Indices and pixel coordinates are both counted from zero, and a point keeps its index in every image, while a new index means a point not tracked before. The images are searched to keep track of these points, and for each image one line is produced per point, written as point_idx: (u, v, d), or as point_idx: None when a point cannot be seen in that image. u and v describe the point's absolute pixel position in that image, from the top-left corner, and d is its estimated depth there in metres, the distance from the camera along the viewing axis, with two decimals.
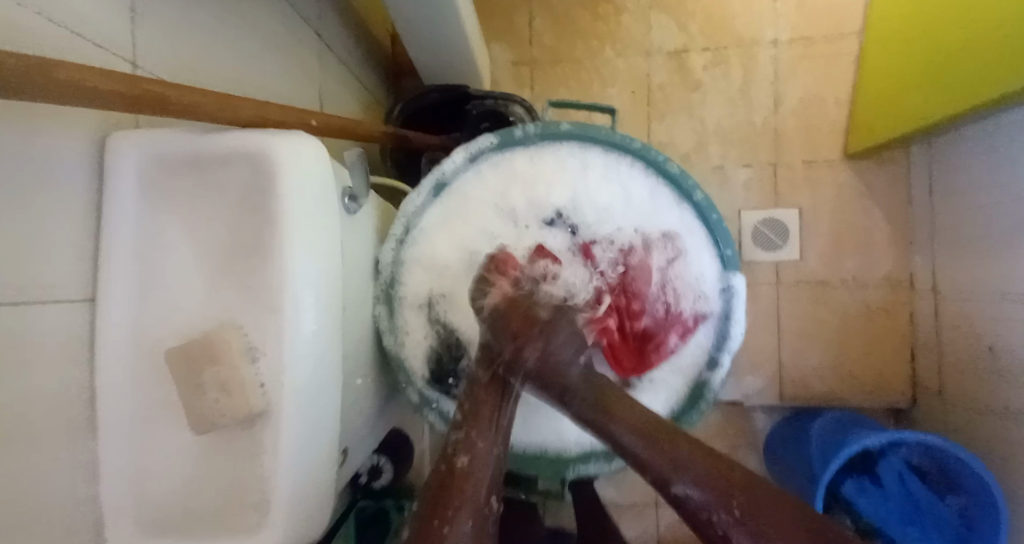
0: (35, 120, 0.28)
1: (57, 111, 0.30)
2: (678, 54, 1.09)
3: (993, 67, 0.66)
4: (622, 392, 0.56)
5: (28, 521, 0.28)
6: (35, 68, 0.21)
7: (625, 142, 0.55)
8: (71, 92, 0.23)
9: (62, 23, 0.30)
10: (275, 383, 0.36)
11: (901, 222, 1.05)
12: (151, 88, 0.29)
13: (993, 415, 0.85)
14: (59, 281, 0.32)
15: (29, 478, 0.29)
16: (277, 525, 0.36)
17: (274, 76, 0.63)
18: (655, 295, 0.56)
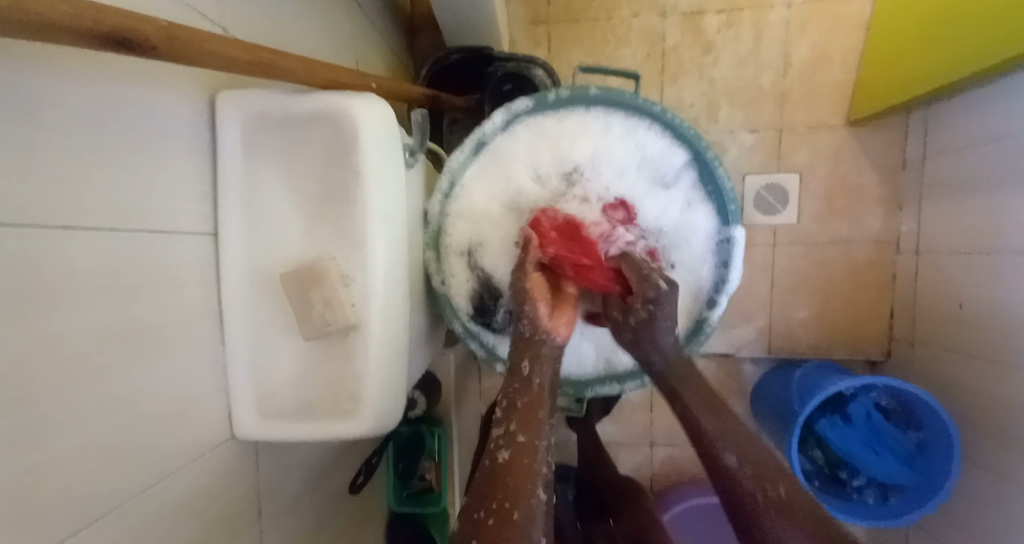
0: (129, 71, 0.32)
1: (156, 69, 0.35)
2: (692, 15, 1.12)
3: (997, 33, 0.71)
4: None
5: (159, 394, 0.37)
6: (169, 35, 0.28)
7: (646, 105, 0.61)
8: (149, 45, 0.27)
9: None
10: (361, 303, 0.46)
11: (893, 185, 1.11)
12: (229, 50, 0.33)
13: (958, 357, 0.95)
14: (182, 215, 0.40)
15: (161, 361, 0.38)
16: (367, 409, 0.47)
17: (323, 39, 0.68)
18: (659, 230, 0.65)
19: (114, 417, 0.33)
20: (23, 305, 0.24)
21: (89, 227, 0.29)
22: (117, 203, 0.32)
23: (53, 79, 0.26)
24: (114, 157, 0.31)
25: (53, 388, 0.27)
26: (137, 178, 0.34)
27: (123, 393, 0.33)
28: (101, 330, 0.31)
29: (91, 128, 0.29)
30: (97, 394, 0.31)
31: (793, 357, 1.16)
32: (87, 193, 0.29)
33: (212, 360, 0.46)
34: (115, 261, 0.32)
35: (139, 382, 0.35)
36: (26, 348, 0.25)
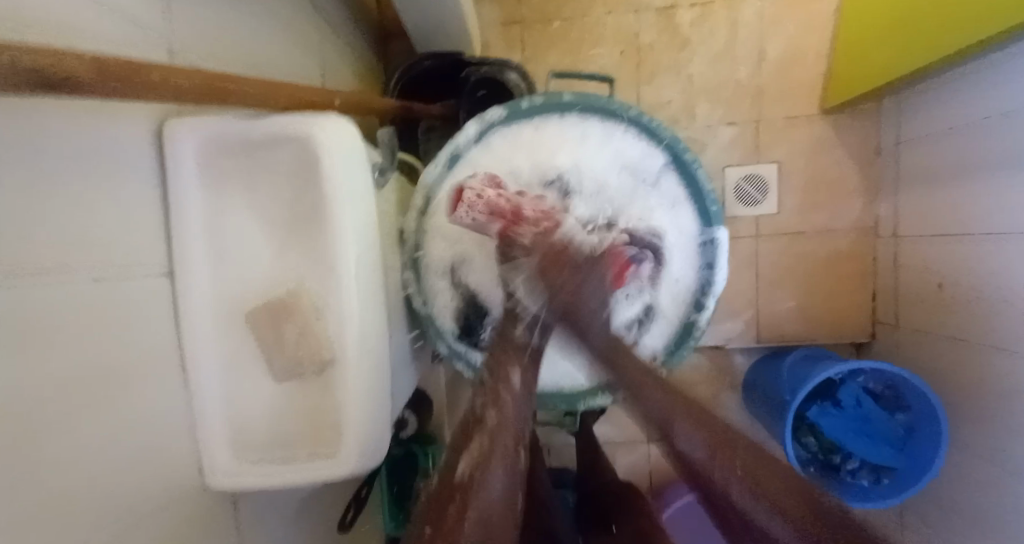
0: (82, 110, 0.29)
1: (110, 103, 0.32)
2: (665, 10, 1.11)
3: (960, 19, 0.72)
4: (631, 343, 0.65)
5: (131, 450, 0.35)
6: (118, 74, 0.26)
7: (621, 109, 0.60)
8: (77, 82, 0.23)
9: (127, 23, 0.34)
10: (338, 337, 0.44)
11: (870, 171, 1.13)
12: (174, 82, 0.30)
13: (942, 339, 0.96)
14: (139, 256, 0.37)
15: (131, 416, 0.35)
16: (350, 447, 0.45)
17: (286, 53, 0.65)
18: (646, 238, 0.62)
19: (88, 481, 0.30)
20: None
21: (47, 286, 0.27)
22: (70, 253, 0.29)
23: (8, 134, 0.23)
24: (67, 204, 0.29)
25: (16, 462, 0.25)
26: (91, 223, 0.31)
27: (92, 458, 0.31)
28: (64, 394, 0.28)
29: (43, 177, 0.26)
30: (63, 463, 0.28)
31: (781, 347, 1.17)
32: (49, 248, 0.27)
33: (181, 405, 0.43)
34: (73, 316, 0.29)
35: (109, 443, 0.33)
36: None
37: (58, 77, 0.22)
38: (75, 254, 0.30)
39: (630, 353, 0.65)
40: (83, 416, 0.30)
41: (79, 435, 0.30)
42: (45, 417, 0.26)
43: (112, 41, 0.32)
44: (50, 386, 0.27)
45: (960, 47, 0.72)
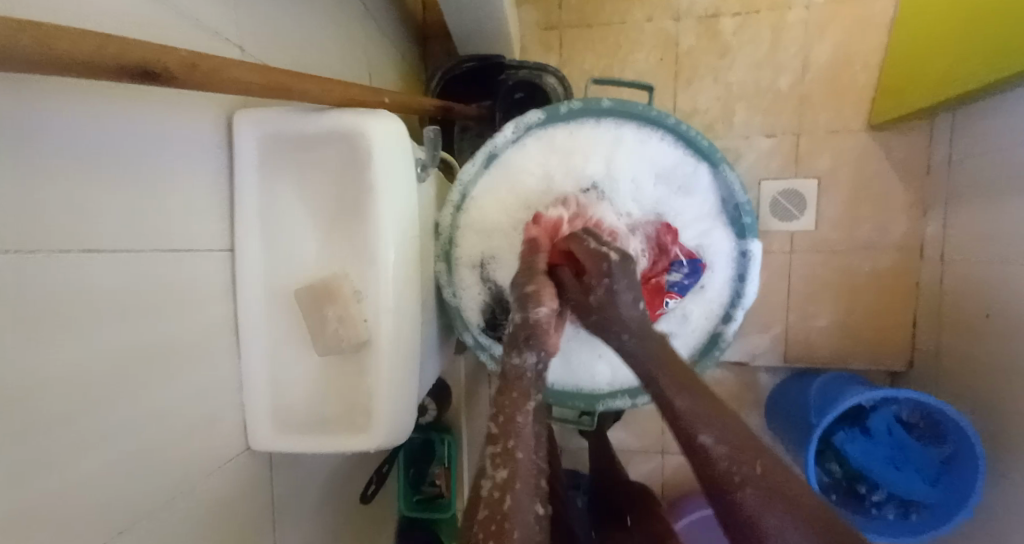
0: (149, 98, 0.33)
1: (181, 95, 0.36)
2: (708, 17, 1.10)
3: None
4: None
5: (183, 406, 0.39)
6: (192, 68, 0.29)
7: (660, 117, 0.60)
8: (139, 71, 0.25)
9: (198, 22, 0.37)
10: (374, 320, 0.47)
11: (916, 191, 1.08)
12: (241, 74, 0.33)
13: (986, 370, 0.91)
14: (204, 233, 0.42)
15: (185, 376, 0.39)
16: (379, 424, 0.48)
17: (339, 50, 0.68)
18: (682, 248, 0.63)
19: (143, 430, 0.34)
20: (58, 326, 0.26)
21: (107, 249, 0.30)
22: (136, 226, 0.33)
23: (71, 117, 0.26)
24: (136, 181, 0.32)
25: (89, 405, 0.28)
26: (155, 198, 0.34)
27: (143, 410, 0.34)
28: (119, 351, 0.31)
29: (115, 156, 0.30)
30: (118, 412, 0.31)
31: (810, 367, 1.14)
32: (113, 217, 0.30)
33: (230, 371, 0.46)
34: (137, 282, 0.33)
35: (163, 397, 0.36)
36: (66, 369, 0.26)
37: (133, 67, 0.24)
38: (140, 227, 0.33)
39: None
40: (136, 377, 0.33)
41: (131, 391, 0.33)
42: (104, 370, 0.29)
43: (184, 38, 0.36)
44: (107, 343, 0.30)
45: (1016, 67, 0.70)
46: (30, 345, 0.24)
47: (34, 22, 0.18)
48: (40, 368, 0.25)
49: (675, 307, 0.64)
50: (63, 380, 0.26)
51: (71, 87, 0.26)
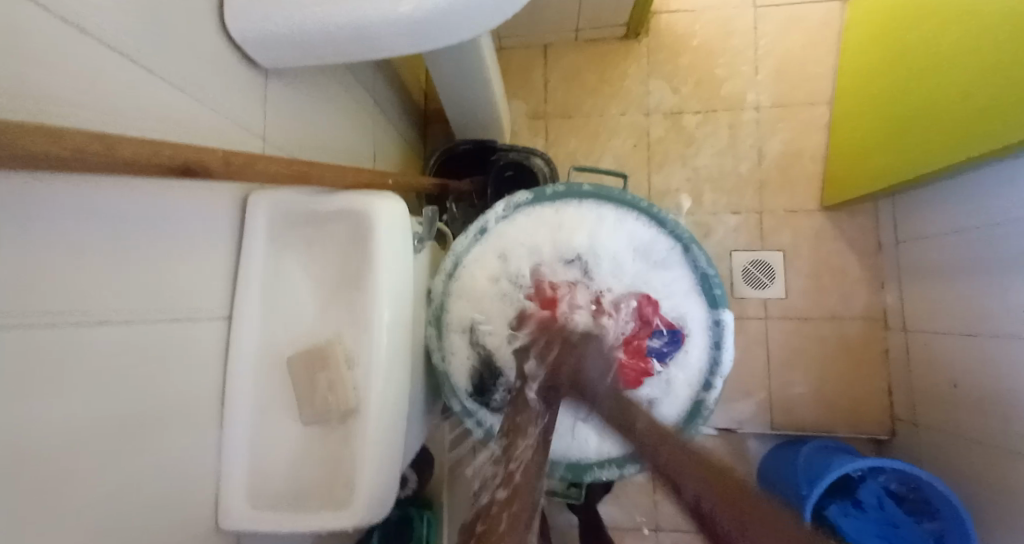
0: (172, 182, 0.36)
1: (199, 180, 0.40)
2: (673, 113, 1.24)
3: (958, 136, 0.79)
4: None
5: (157, 483, 0.37)
6: (225, 165, 0.33)
7: (634, 200, 0.67)
8: (165, 168, 0.27)
9: (219, 117, 0.42)
10: (365, 386, 0.48)
11: (874, 264, 1.17)
12: (266, 166, 0.37)
13: (964, 440, 0.93)
14: (204, 302, 0.43)
15: (163, 451, 0.38)
16: (361, 496, 0.47)
17: (349, 136, 0.75)
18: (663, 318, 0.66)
19: (113, 511, 0.33)
20: (48, 400, 0.26)
21: (104, 323, 0.31)
22: (137, 300, 0.34)
23: (97, 199, 0.29)
24: (146, 255, 0.34)
25: (59, 483, 0.27)
26: (162, 270, 0.37)
27: (116, 489, 0.33)
28: (104, 421, 0.31)
29: (133, 231, 0.33)
30: (98, 486, 0.31)
31: (796, 436, 1.14)
32: (118, 294, 0.32)
33: (211, 441, 0.46)
34: (128, 353, 0.33)
35: (138, 474, 0.35)
36: (47, 445, 0.26)
37: (174, 165, 0.28)
38: (142, 299, 0.35)
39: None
40: (114, 454, 0.32)
41: (108, 467, 0.32)
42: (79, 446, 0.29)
43: (208, 132, 0.40)
44: (89, 417, 0.30)
45: (950, 160, 0.80)
46: (24, 418, 0.24)
47: (87, 133, 0.22)
48: (31, 441, 0.25)
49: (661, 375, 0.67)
50: (53, 454, 0.27)
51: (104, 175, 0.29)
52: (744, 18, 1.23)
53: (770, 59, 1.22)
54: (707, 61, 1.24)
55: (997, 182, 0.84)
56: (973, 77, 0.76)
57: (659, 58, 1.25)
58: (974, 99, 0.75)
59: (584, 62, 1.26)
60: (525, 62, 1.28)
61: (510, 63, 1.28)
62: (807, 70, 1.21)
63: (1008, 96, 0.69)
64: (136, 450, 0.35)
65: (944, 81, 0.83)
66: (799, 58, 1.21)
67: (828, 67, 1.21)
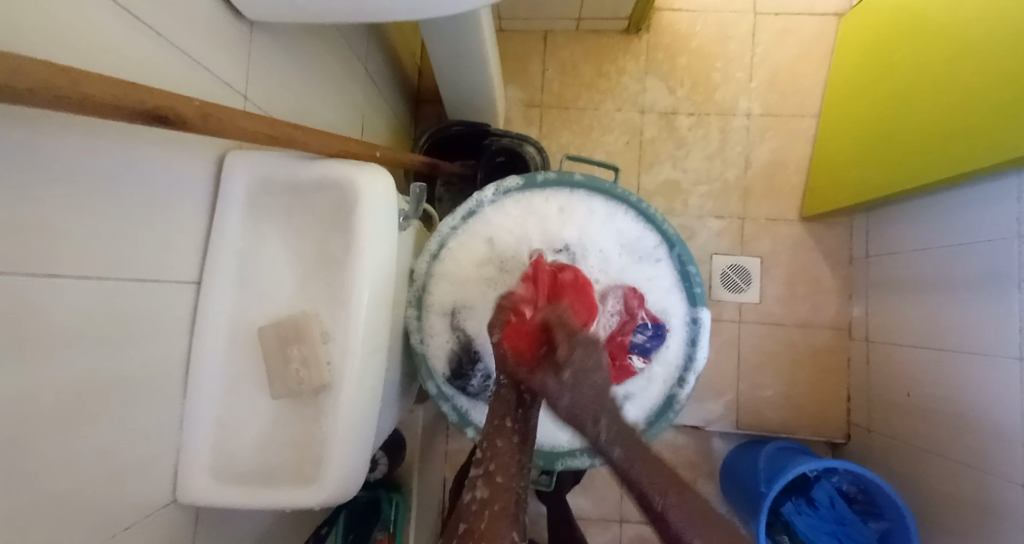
0: (138, 131, 0.34)
1: (175, 135, 0.38)
2: (667, 114, 1.25)
3: (940, 154, 0.81)
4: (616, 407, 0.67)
5: (114, 449, 0.36)
6: (206, 115, 0.31)
7: (624, 194, 0.67)
8: (129, 113, 0.25)
9: (201, 70, 0.40)
10: (338, 363, 0.46)
11: (845, 276, 1.21)
12: (247, 123, 0.35)
13: (913, 446, 0.98)
14: (173, 265, 0.41)
15: (122, 415, 0.36)
16: (330, 474, 0.46)
17: (336, 106, 0.72)
18: (646, 314, 0.66)
19: (65, 475, 0.31)
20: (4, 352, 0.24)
21: (69, 279, 0.29)
22: (106, 255, 0.32)
23: (64, 143, 0.27)
24: (116, 210, 0.32)
25: (14, 439, 0.26)
26: (128, 228, 0.34)
27: (70, 452, 0.31)
28: (63, 378, 0.29)
29: (101, 183, 0.31)
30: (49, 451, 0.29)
31: (760, 436, 1.18)
32: (83, 246, 0.30)
33: (172, 409, 0.44)
34: (91, 310, 0.31)
35: (94, 437, 0.33)
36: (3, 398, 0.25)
37: (149, 110, 0.26)
38: (110, 253, 0.33)
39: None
40: (70, 415, 0.30)
41: (66, 426, 0.30)
42: (36, 403, 0.27)
43: (186, 82, 0.38)
44: (46, 372, 0.28)
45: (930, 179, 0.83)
46: None
47: (57, 64, 0.20)
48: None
49: (643, 369, 0.67)
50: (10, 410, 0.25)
51: (64, 117, 0.26)
52: (742, 25, 1.24)
53: (764, 69, 1.24)
54: (704, 65, 1.24)
55: (968, 202, 0.88)
56: (959, 96, 0.78)
57: (657, 57, 1.25)
58: (959, 117, 0.77)
59: (582, 54, 1.25)
60: (523, 49, 1.26)
61: (508, 49, 1.26)
62: (798, 82, 1.23)
63: (994, 117, 0.71)
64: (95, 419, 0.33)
65: (931, 98, 0.84)
66: (791, 69, 1.23)
67: (819, 80, 1.23)
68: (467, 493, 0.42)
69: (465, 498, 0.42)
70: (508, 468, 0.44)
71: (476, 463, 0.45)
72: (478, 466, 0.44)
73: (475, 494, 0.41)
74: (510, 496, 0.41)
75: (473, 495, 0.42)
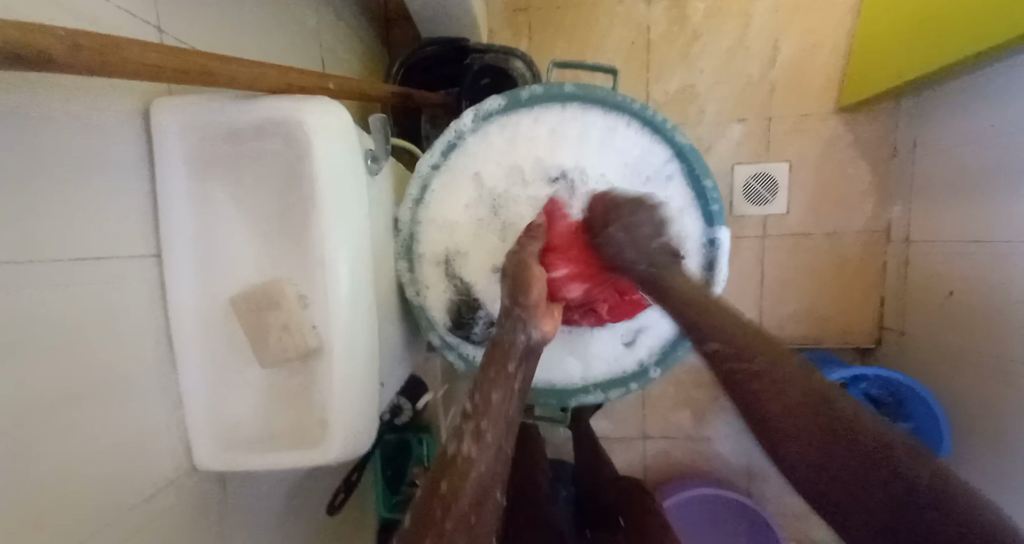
0: (48, 87, 0.28)
1: (93, 85, 0.32)
2: (677, 1, 1.08)
3: (987, 18, 0.68)
4: (630, 341, 0.64)
5: (113, 431, 0.35)
6: (104, 50, 0.25)
7: (625, 102, 0.58)
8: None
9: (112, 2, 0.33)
10: (323, 325, 0.43)
11: (885, 171, 1.09)
12: (145, 57, 0.28)
13: (951, 344, 0.93)
14: (127, 239, 0.37)
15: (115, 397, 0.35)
16: (334, 434, 0.45)
17: (283, 36, 0.63)
18: None
19: (67, 463, 0.30)
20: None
21: (21, 266, 0.26)
22: (50, 236, 0.29)
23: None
24: (50, 190, 0.29)
25: (5, 436, 0.25)
26: (65, 201, 0.30)
27: (64, 441, 0.30)
28: (44, 370, 0.28)
29: (20, 156, 0.26)
30: (36, 455, 0.28)
31: (784, 350, 1.15)
32: (31, 230, 0.27)
33: (167, 387, 0.43)
34: (54, 297, 0.29)
35: (89, 426, 0.32)
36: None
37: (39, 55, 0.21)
38: (57, 233, 0.29)
39: (629, 350, 0.64)
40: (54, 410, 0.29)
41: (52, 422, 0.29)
42: (15, 400, 0.26)
43: (100, 16, 0.32)
44: (23, 369, 0.26)
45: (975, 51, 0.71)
46: None
47: None
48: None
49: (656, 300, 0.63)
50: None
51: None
52: None
53: None
54: None
55: None
56: None
57: None
58: None
59: None
60: None
61: None
62: None
63: None
64: (78, 412, 0.31)
65: None
66: None
67: None
68: (451, 444, 0.41)
69: (449, 450, 0.41)
70: (497, 425, 0.42)
71: (465, 416, 0.43)
72: (467, 417, 0.43)
73: (458, 447, 0.40)
74: (492, 454, 0.41)
75: (457, 448, 0.40)
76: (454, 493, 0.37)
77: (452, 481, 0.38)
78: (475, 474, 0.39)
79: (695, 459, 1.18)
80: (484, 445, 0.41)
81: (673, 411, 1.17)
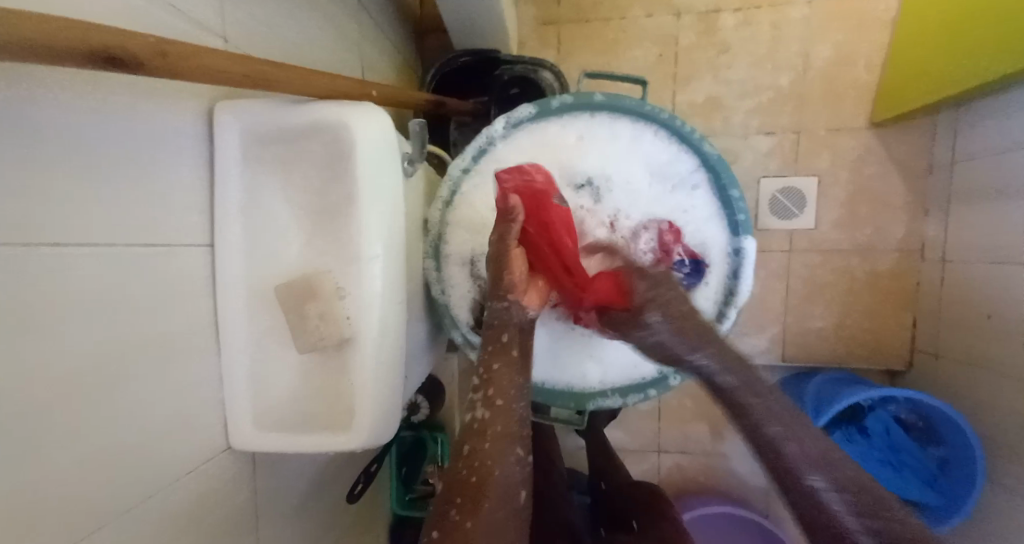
0: (121, 87, 0.31)
1: (162, 87, 0.35)
2: (707, 14, 1.09)
3: None
4: None
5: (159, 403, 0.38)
6: (179, 56, 0.28)
7: (654, 112, 0.59)
8: (72, 56, 0.21)
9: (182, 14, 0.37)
10: (357, 316, 0.46)
11: (919, 188, 1.07)
12: (215, 64, 0.31)
13: (987, 369, 0.90)
14: (184, 229, 0.41)
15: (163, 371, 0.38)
16: (362, 421, 0.47)
17: (328, 45, 0.67)
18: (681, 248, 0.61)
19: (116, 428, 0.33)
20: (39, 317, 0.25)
21: (83, 243, 0.29)
22: (116, 220, 0.32)
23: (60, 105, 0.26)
24: (119, 179, 0.32)
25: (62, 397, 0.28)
26: (132, 189, 0.33)
27: (115, 407, 0.33)
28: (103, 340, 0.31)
29: (95, 146, 0.29)
30: (94, 415, 0.31)
31: (808, 367, 1.12)
32: (97, 212, 0.30)
33: (210, 368, 0.46)
34: (115, 275, 0.32)
35: (137, 395, 0.35)
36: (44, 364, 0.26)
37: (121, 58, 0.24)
38: (120, 218, 0.32)
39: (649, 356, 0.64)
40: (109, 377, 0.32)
41: (106, 388, 0.32)
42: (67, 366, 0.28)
43: (169, 28, 0.35)
44: (79, 339, 0.29)
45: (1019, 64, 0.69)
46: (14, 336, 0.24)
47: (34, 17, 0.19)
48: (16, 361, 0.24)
49: None
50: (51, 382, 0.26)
51: (33, 78, 0.24)
52: None
53: None
54: None
55: None
56: None
57: None
58: None
59: None
60: None
61: None
62: None
63: None
64: (132, 382, 0.34)
65: None
66: None
67: None
68: (468, 413, 0.46)
69: (468, 418, 0.46)
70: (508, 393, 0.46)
71: (475, 387, 0.47)
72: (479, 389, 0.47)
73: (476, 415, 0.45)
74: (510, 417, 0.45)
75: (474, 416, 0.46)
76: (480, 486, 0.40)
77: (474, 444, 0.43)
78: (497, 472, 0.42)
79: (712, 475, 1.16)
80: (500, 411, 0.45)
81: (690, 424, 1.16)
